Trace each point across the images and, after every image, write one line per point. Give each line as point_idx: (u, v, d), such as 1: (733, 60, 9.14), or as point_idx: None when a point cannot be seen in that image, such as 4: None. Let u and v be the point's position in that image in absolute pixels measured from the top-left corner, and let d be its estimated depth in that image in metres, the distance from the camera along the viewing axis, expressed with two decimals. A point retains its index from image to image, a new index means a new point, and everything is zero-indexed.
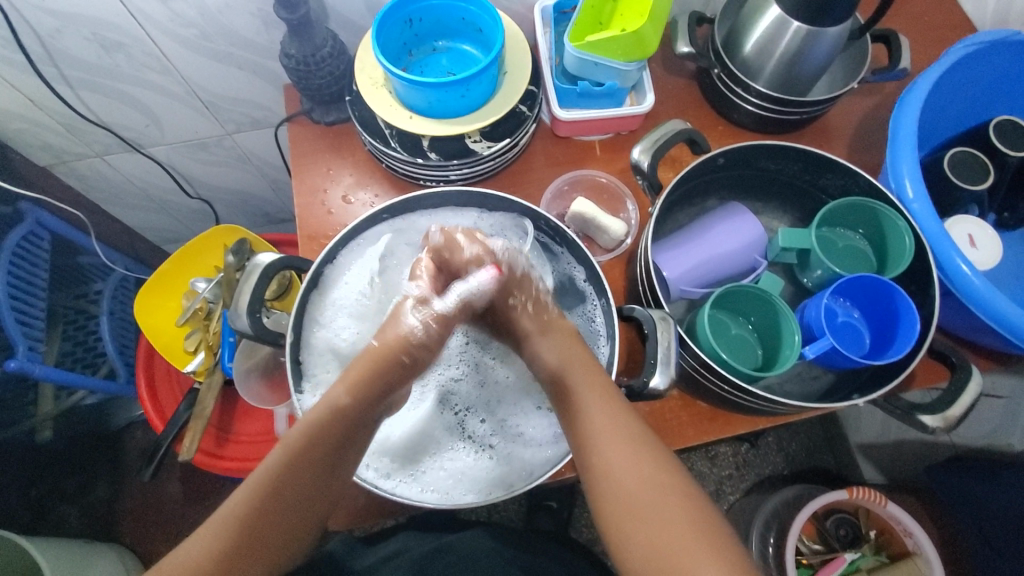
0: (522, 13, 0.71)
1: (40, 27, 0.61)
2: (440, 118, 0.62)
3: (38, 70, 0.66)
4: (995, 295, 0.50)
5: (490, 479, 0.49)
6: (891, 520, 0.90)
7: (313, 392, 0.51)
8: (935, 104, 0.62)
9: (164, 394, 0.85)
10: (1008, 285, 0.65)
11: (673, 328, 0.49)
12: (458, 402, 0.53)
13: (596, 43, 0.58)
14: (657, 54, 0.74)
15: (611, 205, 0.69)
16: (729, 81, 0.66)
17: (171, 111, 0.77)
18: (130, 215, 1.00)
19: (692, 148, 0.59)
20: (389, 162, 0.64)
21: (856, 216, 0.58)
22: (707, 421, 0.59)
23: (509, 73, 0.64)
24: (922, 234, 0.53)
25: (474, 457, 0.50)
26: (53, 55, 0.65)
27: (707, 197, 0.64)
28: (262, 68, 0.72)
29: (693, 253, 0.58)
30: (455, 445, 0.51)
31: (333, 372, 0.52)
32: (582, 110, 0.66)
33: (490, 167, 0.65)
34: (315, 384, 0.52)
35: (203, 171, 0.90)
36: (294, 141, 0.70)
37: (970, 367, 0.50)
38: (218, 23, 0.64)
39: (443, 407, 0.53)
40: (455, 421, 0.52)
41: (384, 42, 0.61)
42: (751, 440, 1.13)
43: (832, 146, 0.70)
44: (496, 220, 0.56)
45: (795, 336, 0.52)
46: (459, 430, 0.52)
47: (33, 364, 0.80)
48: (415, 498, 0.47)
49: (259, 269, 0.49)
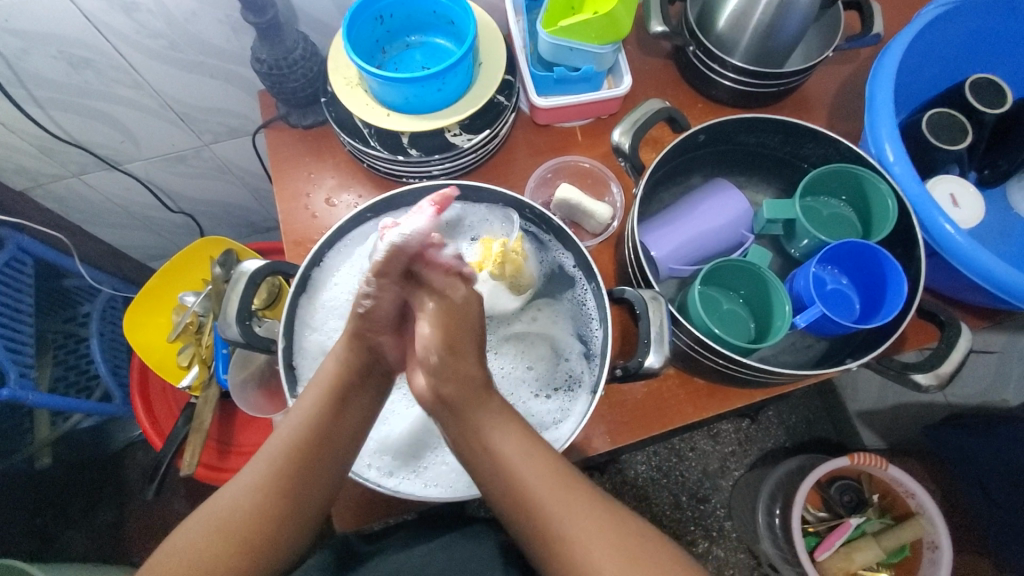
0: (493, 2, 0.70)
1: (6, 49, 0.60)
2: (417, 113, 0.61)
3: (6, 93, 0.65)
4: (980, 251, 0.51)
5: None
6: (893, 483, 0.91)
7: None
8: (910, 69, 0.63)
9: (162, 411, 0.85)
10: (993, 242, 0.66)
11: (665, 306, 0.49)
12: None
13: (570, 28, 0.58)
14: (632, 35, 0.73)
15: (596, 189, 0.69)
16: (705, 57, 0.65)
17: (146, 125, 0.76)
18: (113, 233, 0.99)
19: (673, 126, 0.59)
20: (369, 161, 0.64)
21: (839, 183, 0.58)
22: (705, 397, 0.59)
23: (484, 64, 0.63)
24: (905, 197, 0.53)
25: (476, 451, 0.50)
26: (21, 76, 0.64)
27: (691, 175, 0.64)
28: (235, 76, 0.71)
29: (680, 230, 0.58)
30: None
31: None
32: (560, 96, 0.66)
33: (471, 160, 0.65)
34: None
35: (184, 184, 0.90)
36: (273, 147, 0.69)
37: (960, 324, 0.51)
38: (187, 32, 0.63)
39: None
40: None
41: (355, 40, 0.60)
42: (751, 415, 1.14)
43: (811, 116, 0.70)
44: (480, 210, 0.56)
45: (786, 307, 0.52)
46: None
47: (25, 391, 0.80)
48: (420, 494, 0.47)
49: (245, 277, 0.49)
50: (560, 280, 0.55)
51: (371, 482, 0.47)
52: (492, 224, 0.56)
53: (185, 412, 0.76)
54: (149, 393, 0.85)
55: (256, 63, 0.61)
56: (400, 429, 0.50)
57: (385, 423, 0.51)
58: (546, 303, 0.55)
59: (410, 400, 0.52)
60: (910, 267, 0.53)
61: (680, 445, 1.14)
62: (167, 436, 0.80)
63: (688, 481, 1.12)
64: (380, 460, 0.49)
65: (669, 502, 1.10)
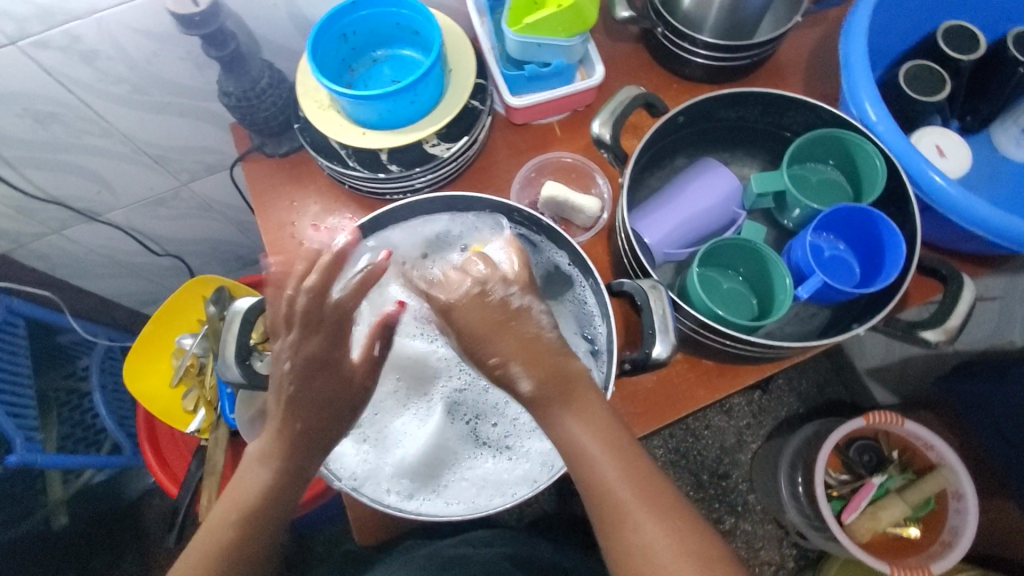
0: (456, 7, 0.69)
1: None
2: (393, 128, 0.61)
3: None
4: (973, 200, 0.50)
5: (514, 480, 0.48)
6: (911, 437, 0.91)
7: None
8: (884, 19, 0.62)
9: (174, 457, 0.84)
10: (983, 188, 0.66)
11: (665, 294, 0.48)
12: (468, 408, 0.52)
13: (536, 23, 0.58)
14: (599, 23, 0.73)
15: (581, 183, 0.68)
16: (674, 37, 0.65)
17: (121, 172, 0.75)
18: (103, 284, 0.98)
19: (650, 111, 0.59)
20: (351, 182, 0.63)
21: (825, 149, 0.58)
22: (717, 376, 0.59)
23: (454, 70, 0.62)
24: (892, 154, 0.53)
25: (492, 462, 0.50)
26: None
27: (675, 157, 0.63)
28: (205, 112, 0.70)
29: (672, 214, 0.58)
30: (474, 454, 0.50)
31: None
32: (534, 93, 0.66)
33: (453, 168, 0.64)
34: None
35: (167, 227, 0.89)
36: (252, 179, 0.68)
37: (961, 277, 0.51)
38: (150, 74, 0.62)
39: (452, 417, 0.51)
40: (468, 429, 0.51)
41: (321, 61, 0.59)
42: (762, 386, 1.13)
43: (787, 83, 0.69)
44: (467, 219, 0.55)
45: (786, 280, 0.52)
46: (473, 435, 0.51)
47: (34, 454, 0.79)
48: (443, 514, 0.47)
49: (240, 315, 0.48)
50: (557, 278, 0.54)
51: (392, 508, 0.47)
52: (480, 233, 0.55)
53: (197, 456, 0.76)
54: (158, 440, 0.84)
55: (224, 97, 0.61)
56: (414, 450, 0.50)
57: (400, 444, 0.50)
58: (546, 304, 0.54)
59: (423, 417, 0.52)
60: (905, 224, 0.53)
61: (695, 425, 1.14)
62: (181, 481, 0.79)
63: (707, 460, 1.12)
64: (398, 484, 0.49)
65: (692, 483, 1.10)
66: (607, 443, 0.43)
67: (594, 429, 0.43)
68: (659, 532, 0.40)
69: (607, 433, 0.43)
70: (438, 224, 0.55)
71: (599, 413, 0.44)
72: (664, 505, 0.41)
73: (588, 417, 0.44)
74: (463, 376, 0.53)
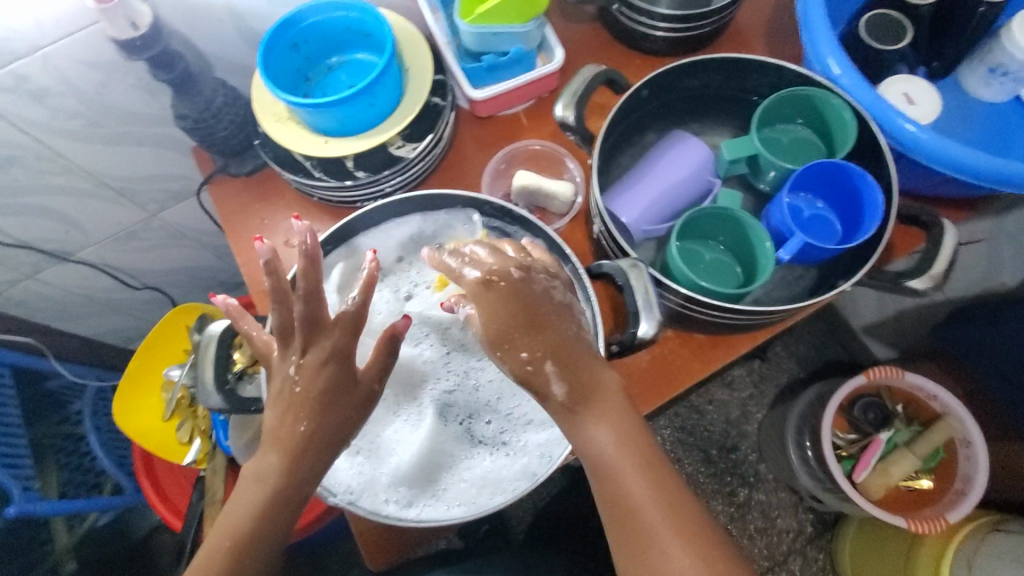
0: (407, 5, 0.68)
1: None
2: (356, 134, 0.60)
3: None
4: (946, 144, 0.50)
5: (514, 476, 0.47)
6: (914, 390, 0.90)
7: None
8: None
9: (175, 491, 0.83)
10: (956, 132, 0.65)
11: (646, 271, 0.47)
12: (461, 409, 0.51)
13: (486, 13, 0.58)
14: (554, 6, 0.72)
15: (553, 170, 0.67)
16: (630, 12, 0.64)
17: (87, 209, 0.73)
18: (85, 324, 0.97)
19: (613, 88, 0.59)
20: (319, 193, 0.62)
21: (792, 108, 0.57)
22: (710, 349, 0.58)
23: (412, 68, 0.61)
24: (860, 106, 0.52)
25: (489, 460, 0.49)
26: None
27: (645, 133, 0.61)
28: (165, 138, 0.69)
29: (647, 190, 0.57)
30: (470, 453, 0.49)
31: None
32: (495, 83, 0.65)
33: (421, 168, 0.63)
34: None
35: (142, 259, 0.87)
36: (220, 201, 0.67)
37: (942, 222, 0.50)
38: (103, 105, 0.61)
39: (445, 418, 0.50)
40: (463, 429, 0.50)
41: (275, 73, 0.58)
42: (761, 354, 1.13)
43: (749, 47, 0.69)
44: (438, 218, 0.54)
45: (766, 244, 0.51)
46: (468, 435, 0.50)
47: (33, 504, 0.79)
48: (444, 519, 0.46)
49: (217, 337, 0.48)
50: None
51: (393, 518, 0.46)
52: (452, 230, 0.54)
53: (197, 488, 0.75)
54: (157, 475, 0.83)
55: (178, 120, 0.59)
56: (410, 457, 0.49)
57: (393, 451, 0.49)
58: None
59: (415, 421, 0.50)
60: (880, 175, 0.52)
61: (698, 401, 1.14)
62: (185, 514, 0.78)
63: (714, 434, 1.11)
64: (397, 493, 0.48)
65: (701, 459, 1.10)
66: (627, 448, 0.44)
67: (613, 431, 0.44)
68: (674, 535, 0.42)
69: (628, 432, 0.44)
70: (409, 225, 0.54)
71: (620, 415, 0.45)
72: (678, 509, 0.43)
73: (603, 411, 0.45)
74: (451, 377, 0.51)
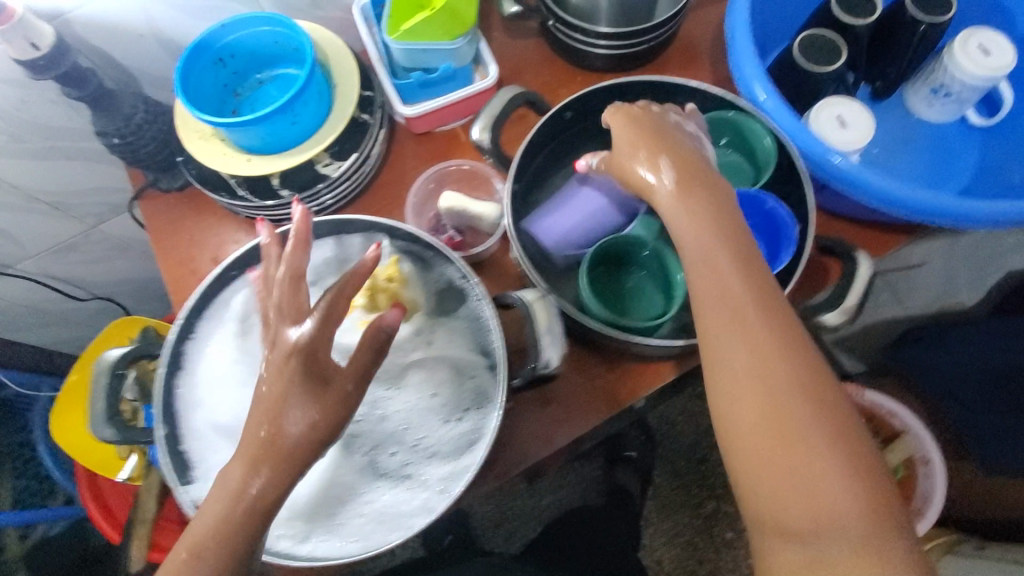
0: (339, 18, 0.67)
1: None
2: (279, 153, 0.58)
3: None
4: (868, 173, 0.50)
5: (411, 511, 0.46)
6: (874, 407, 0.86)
7: (201, 479, 0.46)
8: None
9: (117, 508, 0.83)
10: (898, 152, 0.69)
11: (552, 301, 0.48)
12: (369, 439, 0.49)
13: (412, 29, 0.56)
14: (496, 20, 0.70)
15: (485, 189, 0.66)
16: (566, 29, 0.62)
17: (20, 223, 0.72)
18: (39, 336, 0.97)
19: (535, 108, 0.58)
20: (244, 214, 0.61)
21: (716, 133, 0.56)
22: (636, 373, 0.59)
23: (339, 84, 0.60)
24: (782, 132, 0.52)
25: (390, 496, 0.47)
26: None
27: (578, 152, 0.61)
28: (89, 151, 0.68)
29: (567, 212, 0.56)
30: (372, 488, 0.48)
31: (221, 451, 0.47)
32: (429, 100, 0.63)
33: (349, 188, 0.62)
34: (202, 470, 0.47)
35: (87, 270, 0.86)
36: (150, 218, 0.66)
37: (859, 255, 0.49)
38: (22, 120, 0.60)
39: (349, 449, 0.49)
40: (366, 461, 0.49)
41: (195, 91, 0.57)
42: None
43: (692, 65, 0.67)
44: (354, 242, 0.53)
45: (682, 272, 0.53)
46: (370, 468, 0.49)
47: None
48: (337, 556, 0.45)
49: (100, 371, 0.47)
50: (450, 291, 0.52)
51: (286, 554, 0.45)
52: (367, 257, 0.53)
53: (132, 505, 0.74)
54: (100, 490, 0.83)
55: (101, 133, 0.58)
56: (308, 494, 0.47)
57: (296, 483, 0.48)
58: (440, 321, 0.52)
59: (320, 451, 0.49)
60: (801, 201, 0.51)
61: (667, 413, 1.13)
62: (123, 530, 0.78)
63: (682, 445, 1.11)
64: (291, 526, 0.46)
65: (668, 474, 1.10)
66: (747, 291, 0.41)
67: (731, 271, 0.41)
68: (791, 393, 0.38)
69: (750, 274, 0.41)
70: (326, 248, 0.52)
71: (729, 271, 0.41)
72: (807, 364, 0.39)
73: (729, 254, 0.42)
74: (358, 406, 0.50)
